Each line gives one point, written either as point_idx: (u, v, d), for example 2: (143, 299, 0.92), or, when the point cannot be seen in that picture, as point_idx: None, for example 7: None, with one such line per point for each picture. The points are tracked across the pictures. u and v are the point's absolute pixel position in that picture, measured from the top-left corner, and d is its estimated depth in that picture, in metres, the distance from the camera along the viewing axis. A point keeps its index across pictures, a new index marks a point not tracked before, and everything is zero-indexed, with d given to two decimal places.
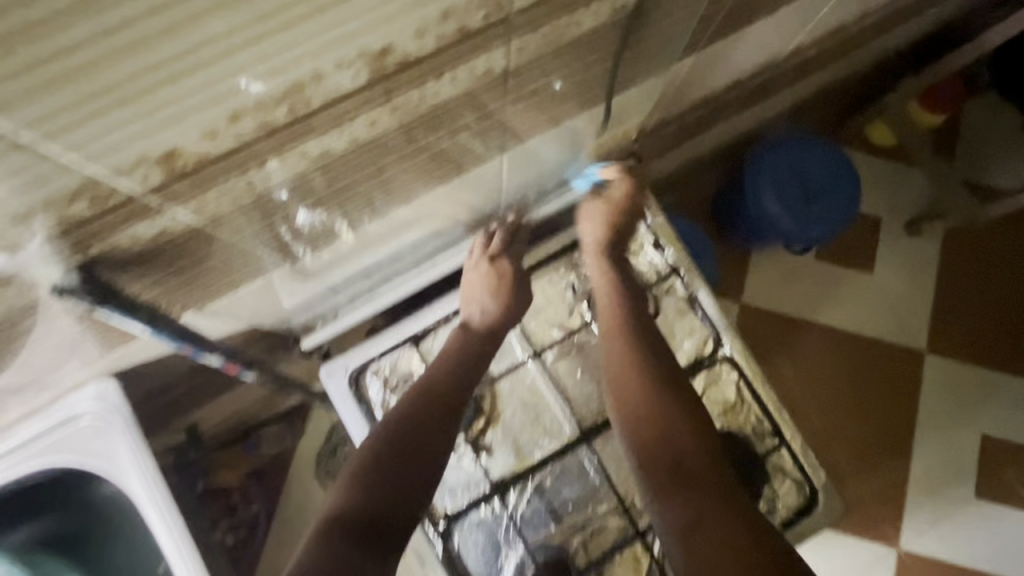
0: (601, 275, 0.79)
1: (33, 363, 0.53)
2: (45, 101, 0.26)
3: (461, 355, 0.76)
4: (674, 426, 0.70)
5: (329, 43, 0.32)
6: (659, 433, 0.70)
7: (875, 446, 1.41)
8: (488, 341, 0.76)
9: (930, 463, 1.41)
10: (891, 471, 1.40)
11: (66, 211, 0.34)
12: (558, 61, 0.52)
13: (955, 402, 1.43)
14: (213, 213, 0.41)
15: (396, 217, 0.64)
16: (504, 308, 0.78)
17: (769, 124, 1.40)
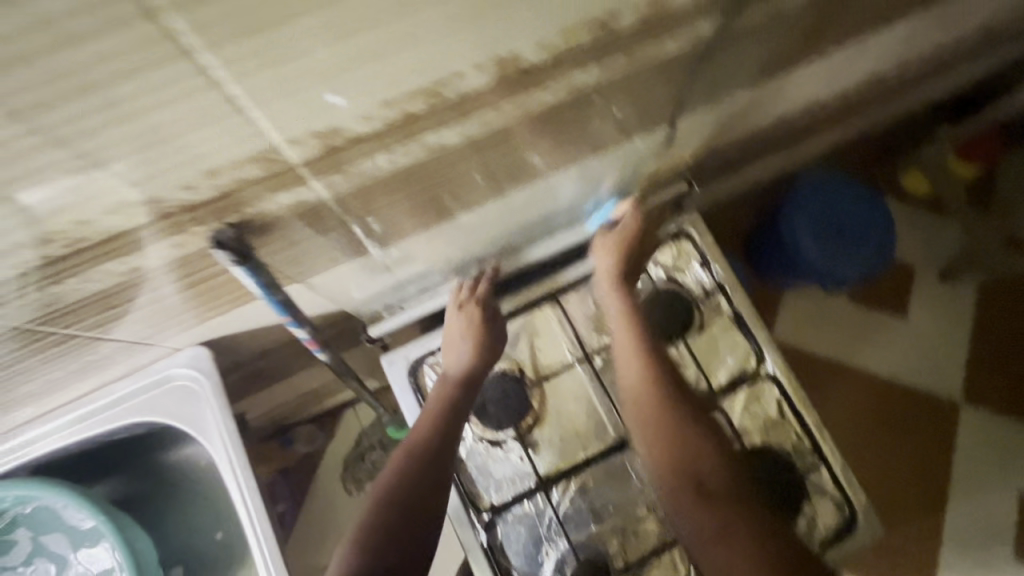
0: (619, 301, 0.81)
1: (150, 321, 0.60)
2: (266, 76, 0.32)
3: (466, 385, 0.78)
4: (695, 447, 0.71)
5: (474, 48, 0.39)
6: (681, 454, 0.71)
7: (907, 491, 1.39)
8: (472, 380, 0.78)
9: (965, 513, 1.38)
10: (925, 518, 1.37)
11: (240, 174, 0.40)
12: (637, 85, 0.58)
13: (991, 453, 1.41)
14: (341, 189, 0.47)
15: (466, 222, 0.70)
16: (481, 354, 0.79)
17: (805, 166, 1.45)
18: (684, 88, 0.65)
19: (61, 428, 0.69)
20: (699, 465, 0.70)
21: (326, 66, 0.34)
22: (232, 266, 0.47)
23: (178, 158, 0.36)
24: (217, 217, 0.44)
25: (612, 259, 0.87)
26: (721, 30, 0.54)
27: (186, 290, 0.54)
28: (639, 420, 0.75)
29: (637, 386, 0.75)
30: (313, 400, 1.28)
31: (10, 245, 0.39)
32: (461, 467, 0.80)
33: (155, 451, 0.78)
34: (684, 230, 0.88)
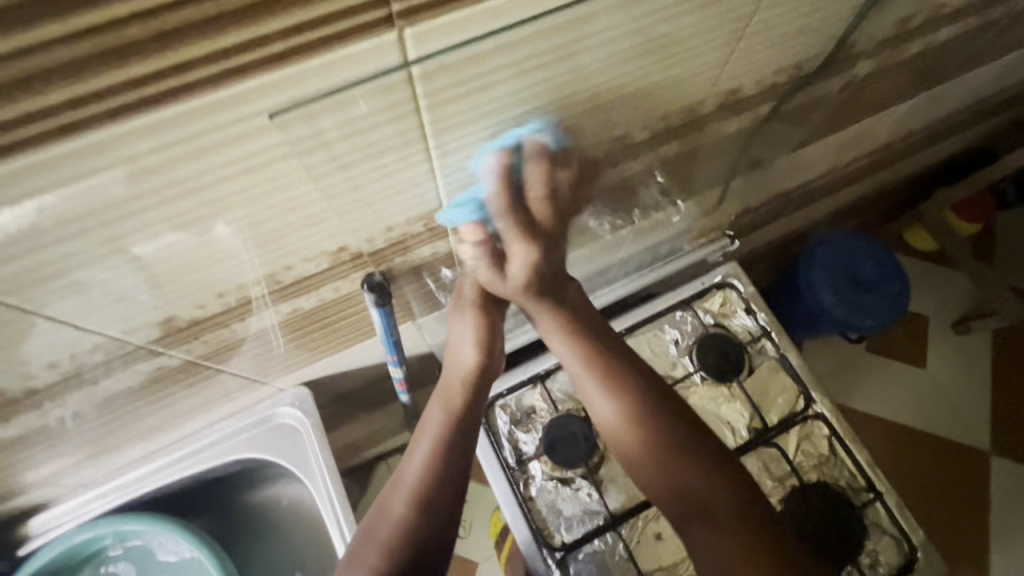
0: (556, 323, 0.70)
1: (271, 361, 0.67)
2: (460, 156, 0.42)
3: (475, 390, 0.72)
4: (679, 463, 0.66)
5: (598, 131, 0.49)
6: (665, 468, 0.66)
7: (949, 540, 1.39)
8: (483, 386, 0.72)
9: (1010, 566, 1.37)
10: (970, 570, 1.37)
11: (406, 230, 0.49)
12: (699, 155, 0.69)
13: None
14: (468, 242, 0.57)
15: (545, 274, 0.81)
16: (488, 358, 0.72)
17: (818, 225, 1.57)
18: (735, 157, 0.76)
19: (169, 465, 0.74)
20: (696, 478, 0.66)
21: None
22: (375, 308, 0.54)
23: (375, 215, 0.45)
24: (375, 264, 0.52)
25: (664, 306, 0.95)
26: (772, 112, 0.65)
27: (317, 330, 0.62)
28: (617, 442, 0.70)
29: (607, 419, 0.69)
30: (356, 451, 1.31)
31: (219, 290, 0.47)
32: (533, 504, 0.84)
33: (245, 490, 0.83)
34: (728, 280, 0.96)
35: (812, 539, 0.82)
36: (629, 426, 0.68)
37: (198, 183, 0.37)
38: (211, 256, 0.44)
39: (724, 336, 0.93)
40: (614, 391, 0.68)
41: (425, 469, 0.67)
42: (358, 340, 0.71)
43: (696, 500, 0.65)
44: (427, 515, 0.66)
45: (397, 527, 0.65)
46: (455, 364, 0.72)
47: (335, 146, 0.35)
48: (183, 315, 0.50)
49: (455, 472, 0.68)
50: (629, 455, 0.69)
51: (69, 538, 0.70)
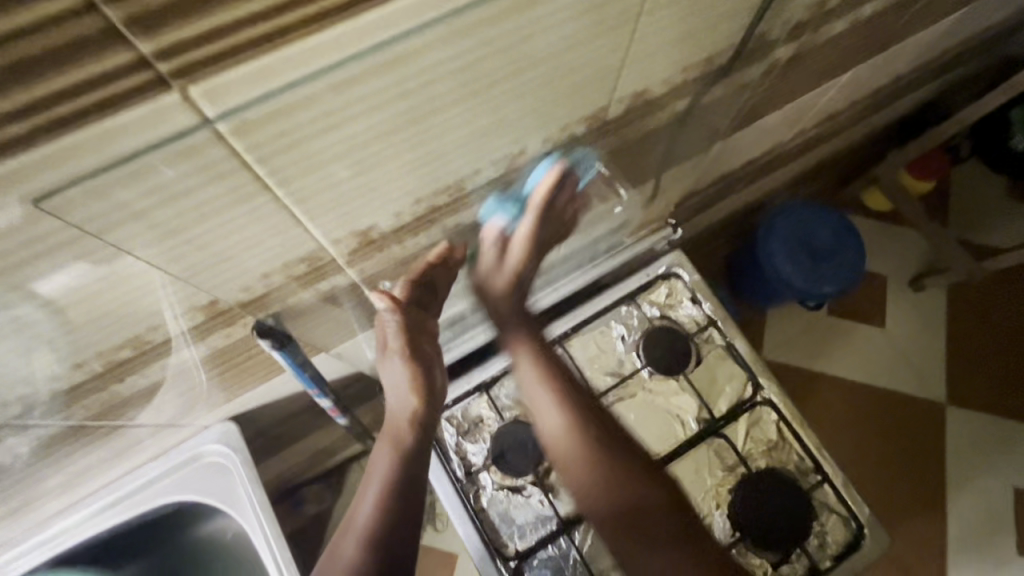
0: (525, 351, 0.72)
1: (180, 405, 0.63)
2: (323, 198, 0.38)
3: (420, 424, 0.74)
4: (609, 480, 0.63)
5: (492, 150, 0.45)
6: (598, 490, 0.63)
7: (905, 494, 1.44)
8: (426, 418, 0.74)
9: (966, 514, 1.42)
10: (927, 521, 1.42)
11: (290, 272, 0.45)
12: (627, 152, 0.65)
13: (982, 453, 1.47)
14: (369, 272, 0.53)
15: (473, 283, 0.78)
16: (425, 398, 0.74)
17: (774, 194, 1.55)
18: (665, 149, 0.72)
19: (96, 514, 0.71)
20: (620, 497, 0.62)
21: (377, 180, 0.40)
22: (274, 351, 0.52)
23: (237, 268, 0.40)
24: (262, 311, 0.48)
25: (610, 301, 0.93)
26: (693, 105, 0.62)
27: (223, 371, 0.58)
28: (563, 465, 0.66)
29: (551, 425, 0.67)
30: (319, 459, 1.27)
31: (82, 354, 0.43)
32: (484, 515, 0.83)
33: (183, 528, 0.79)
34: (673, 270, 0.95)
35: (761, 526, 0.83)
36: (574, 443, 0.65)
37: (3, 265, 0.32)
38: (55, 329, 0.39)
39: (670, 328, 0.91)
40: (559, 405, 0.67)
41: (373, 508, 0.68)
42: (277, 374, 0.67)
43: (636, 521, 0.61)
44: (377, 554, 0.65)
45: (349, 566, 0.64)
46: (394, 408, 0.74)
47: (156, 215, 0.31)
48: (45, 385, 0.45)
49: (403, 514, 0.68)
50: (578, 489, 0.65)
51: None
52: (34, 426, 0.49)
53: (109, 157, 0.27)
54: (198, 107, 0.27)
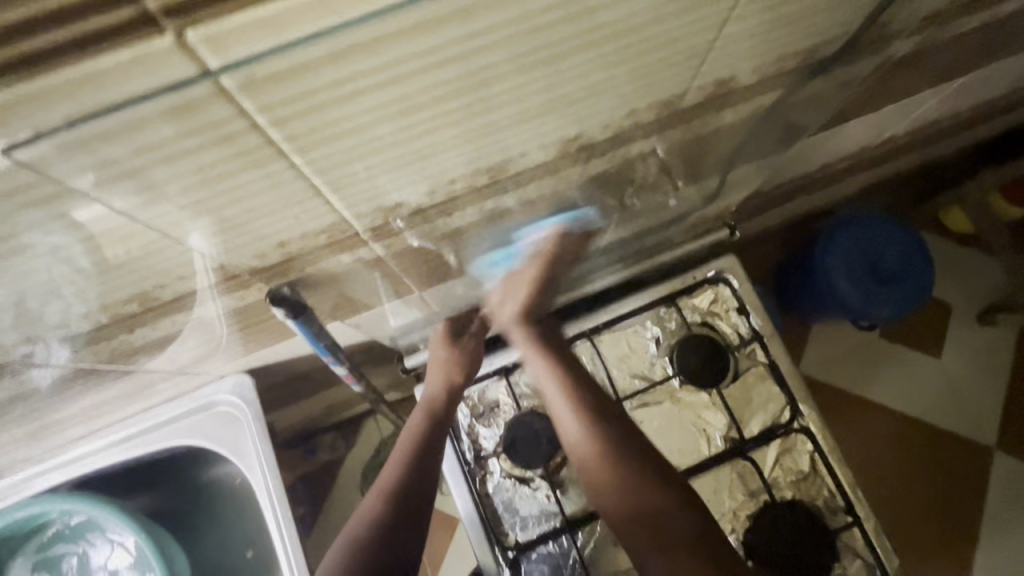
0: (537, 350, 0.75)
1: (194, 356, 0.62)
2: (345, 168, 0.33)
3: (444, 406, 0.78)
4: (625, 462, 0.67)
5: (544, 132, 0.40)
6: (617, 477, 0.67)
7: (933, 535, 1.35)
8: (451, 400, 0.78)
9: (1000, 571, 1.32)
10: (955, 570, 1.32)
11: (309, 242, 0.41)
12: (692, 146, 0.58)
13: None
14: (395, 248, 0.49)
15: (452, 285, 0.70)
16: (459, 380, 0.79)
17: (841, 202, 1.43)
18: (742, 142, 0.64)
19: (115, 444, 0.73)
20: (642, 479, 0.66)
21: (410, 156, 0.35)
22: (287, 321, 0.48)
23: (248, 231, 0.37)
24: (277, 277, 0.45)
25: (648, 301, 0.87)
26: (781, 101, 0.54)
27: (239, 328, 0.56)
28: (583, 468, 0.69)
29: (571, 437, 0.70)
30: (336, 411, 1.28)
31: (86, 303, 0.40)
32: (488, 501, 0.81)
33: (196, 468, 0.81)
34: (722, 275, 0.87)
35: (776, 559, 0.78)
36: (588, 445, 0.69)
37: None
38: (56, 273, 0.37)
39: (710, 337, 0.85)
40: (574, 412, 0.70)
41: (396, 476, 0.73)
42: (293, 337, 0.65)
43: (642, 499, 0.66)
44: (390, 529, 0.69)
45: (368, 522, 0.69)
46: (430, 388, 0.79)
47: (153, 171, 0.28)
48: (50, 325, 0.43)
49: (418, 482, 0.72)
50: (591, 478, 0.69)
51: (12, 513, 0.69)
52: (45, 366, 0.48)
53: (102, 104, 0.24)
54: (199, 56, 0.23)
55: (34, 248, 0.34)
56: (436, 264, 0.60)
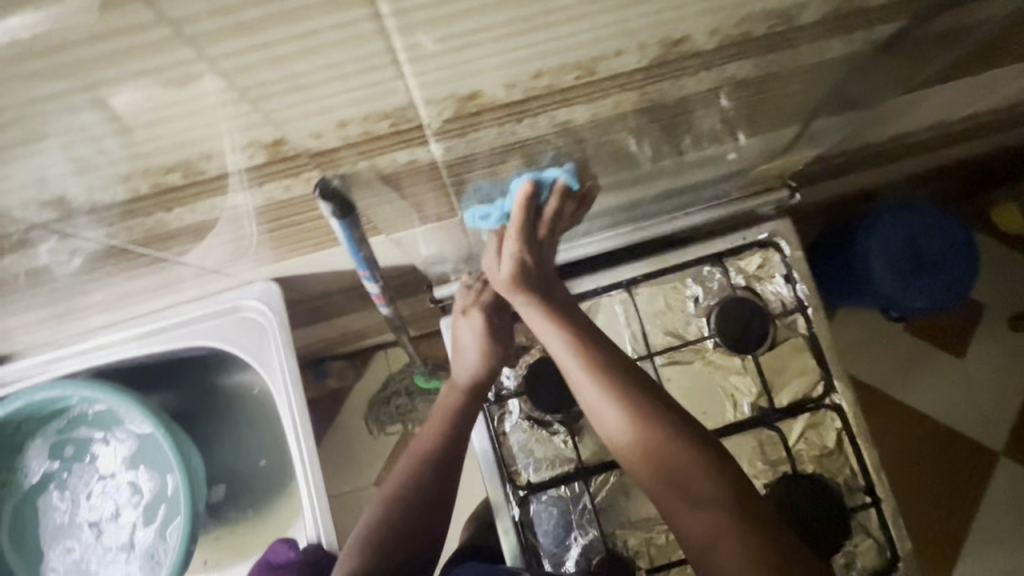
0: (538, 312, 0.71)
1: (225, 255, 0.59)
2: (434, 29, 0.29)
3: (477, 386, 0.77)
4: (648, 438, 0.62)
5: (649, 25, 0.35)
6: (651, 458, 0.62)
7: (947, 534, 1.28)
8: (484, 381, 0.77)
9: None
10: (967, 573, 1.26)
11: (371, 127, 0.37)
12: (782, 80, 0.52)
13: None
14: (455, 153, 0.45)
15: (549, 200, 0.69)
16: (489, 363, 0.77)
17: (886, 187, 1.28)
18: (835, 85, 0.58)
19: (136, 339, 0.72)
20: (673, 457, 0.61)
21: (505, 26, 0.31)
22: (333, 219, 0.45)
23: (316, 104, 0.33)
24: (329, 168, 0.42)
25: (692, 257, 0.83)
26: (897, 38, 0.48)
27: (277, 228, 0.53)
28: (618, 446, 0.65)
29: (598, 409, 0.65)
30: (346, 341, 1.27)
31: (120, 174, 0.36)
32: (504, 440, 0.80)
33: (216, 373, 0.80)
34: (774, 240, 0.83)
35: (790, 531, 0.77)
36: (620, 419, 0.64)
37: (40, 38, 0.25)
38: (98, 139, 0.32)
39: (752, 302, 0.81)
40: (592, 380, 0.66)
41: (429, 446, 0.73)
42: (329, 247, 0.62)
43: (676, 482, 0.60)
44: (419, 496, 0.69)
45: (399, 488, 0.70)
46: (460, 370, 0.78)
47: None
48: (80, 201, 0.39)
49: (450, 455, 0.73)
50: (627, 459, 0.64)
51: (33, 395, 0.69)
52: (73, 245, 0.44)
53: None
54: None
55: (80, 103, 0.29)
56: (488, 183, 0.56)
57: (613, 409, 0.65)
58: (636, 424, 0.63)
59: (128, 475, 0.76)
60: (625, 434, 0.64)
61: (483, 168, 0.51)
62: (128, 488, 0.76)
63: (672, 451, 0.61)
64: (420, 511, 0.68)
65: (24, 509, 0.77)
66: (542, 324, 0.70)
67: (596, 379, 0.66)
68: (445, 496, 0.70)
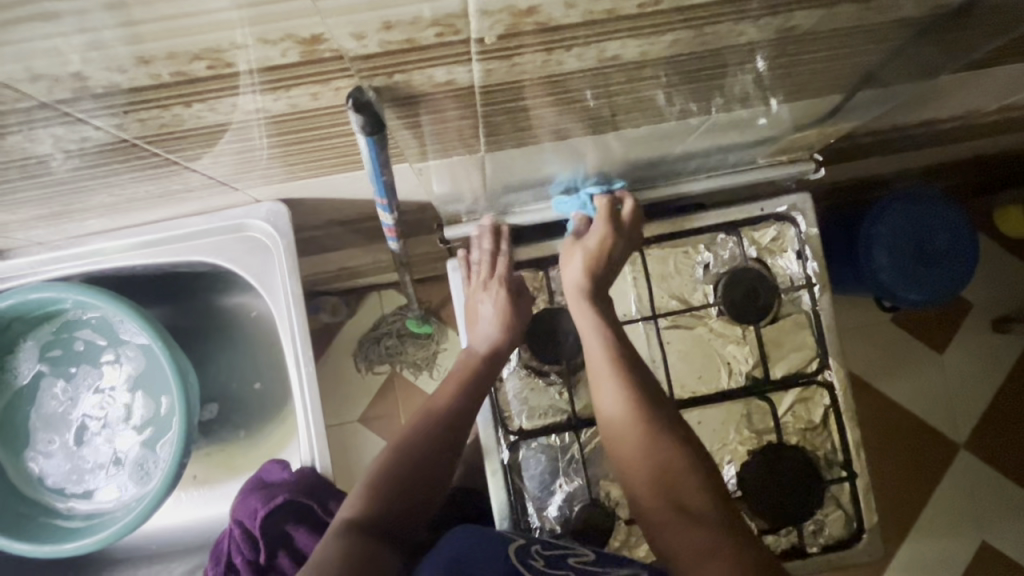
0: (586, 318, 0.76)
1: (235, 168, 0.57)
2: None
3: (492, 354, 0.79)
4: (651, 449, 0.69)
5: None
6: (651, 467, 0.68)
7: (912, 519, 1.31)
8: (499, 352, 0.79)
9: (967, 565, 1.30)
10: (926, 557, 1.30)
11: (417, 34, 0.34)
12: (841, 33, 0.50)
13: (1014, 512, 1.32)
14: (495, 78, 0.43)
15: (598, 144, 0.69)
16: (504, 341, 0.79)
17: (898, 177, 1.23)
18: (888, 47, 0.56)
19: (134, 248, 0.69)
20: (667, 466, 0.68)
21: None
22: (362, 134, 0.43)
23: None
24: (365, 77, 0.39)
25: (707, 224, 0.82)
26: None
27: (295, 143, 0.51)
28: (620, 445, 0.71)
29: (617, 412, 0.71)
30: (342, 278, 1.25)
31: (136, 60, 0.33)
32: (500, 386, 0.81)
33: (215, 293, 0.79)
34: (792, 214, 0.82)
35: (766, 497, 0.79)
36: (636, 426, 0.70)
37: None
38: (117, 11, 0.29)
39: (762, 275, 0.81)
40: (624, 390, 0.71)
41: (444, 402, 0.75)
42: (344, 169, 0.60)
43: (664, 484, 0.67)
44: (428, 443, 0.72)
45: (411, 437, 0.73)
46: (477, 341, 0.80)
47: None
48: (88, 90, 0.36)
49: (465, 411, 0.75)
50: (627, 460, 0.70)
51: (25, 295, 0.67)
52: (76, 134, 0.41)
53: None
54: None
55: None
56: (519, 117, 0.54)
57: (632, 419, 0.70)
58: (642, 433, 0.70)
59: (125, 385, 0.76)
60: (631, 432, 0.70)
61: (519, 100, 0.49)
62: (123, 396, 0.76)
63: (671, 462, 0.68)
64: (424, 464, 0.71)
65: (12, 408, 0.76)
66: (588, 328, 0.75)
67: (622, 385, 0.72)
68: (449, 449, 0.73)
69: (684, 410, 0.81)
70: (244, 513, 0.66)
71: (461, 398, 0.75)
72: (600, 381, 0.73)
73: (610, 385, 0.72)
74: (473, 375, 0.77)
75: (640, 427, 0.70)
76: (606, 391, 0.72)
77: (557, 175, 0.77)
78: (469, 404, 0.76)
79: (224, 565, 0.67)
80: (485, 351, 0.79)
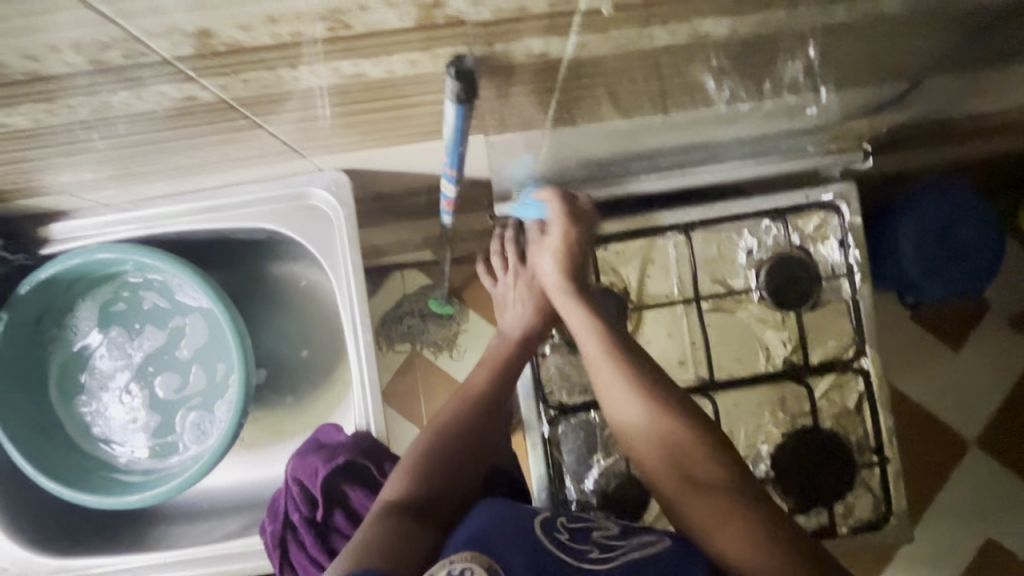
0: (575, 310, 0.77)
1: (309, 135, 0.58)
2: None
3: (524, 339, 0.81)
4: (664, 432, 0.67)
5: None
6: (664, 448, 0.66)
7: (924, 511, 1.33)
8: (531, 336, 0.81)
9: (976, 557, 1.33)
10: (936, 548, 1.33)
11: (532, 3, 0.36)
12: (913, 18, 0.51)
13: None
14: (586, 52, 0.44)
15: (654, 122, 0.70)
16: (536, 326, 0.81)
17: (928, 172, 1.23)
18: (953, 34, 0.57)
19: (196, 211, 0.70)
20: (686, 447, 0.65)
21: None
22: (454, 101, 0.43)
23: None
24: (469, 44, 0.40)
25: (752, 209, 0.83)
26: None
27: (375, 112, 0.52)
28: (630, 432, 0.69)
29: (616, 399, 0.70)
30: (371, 254, 1.26)
31: (262, 19, 0.34)
32: (542, 361, 0.83)
33: (269, 259, 0.81)
34: (836, 202, 0.83)
35: (797, 478, 0.81)
36: (641, 410, 0.69)
37: None
38: None
39: (805, 261, 0.82)
40: (620, 376, 0.71)
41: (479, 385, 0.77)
42: (413, 140, 0.61)
43: (682, 465, 0.65)
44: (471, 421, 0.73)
45: (451, 417, 0.73)
46: (510, 325, 0.83)
47: None
48: (206, 48, 0.37)
49: (502, 391, 0.77)
50: (637, 448, 0.69)
51: (94, 253, 0.68)
52: (180, 93, 0.43)
53: None
54: None
55: None
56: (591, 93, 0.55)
57: (637, 405, 0.69)
58: (660, 417, 0.68)
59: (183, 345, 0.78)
60: (639, 418, 0.69)
61: (597, 75, 0.50)
62: (180, 357, 0.78)
63: (686, 443, 0.65)
64: (466, 444, 0.72)
65: (73, 365, 0.78)
66: (580, 319, 0.76)
67: (619, 367, 0.71)
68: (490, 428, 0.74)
69: (721, 391, 0.83)
70: (303, 473, 0.69)
71: (495, 384, 0.77)
72: (598, 371, 0.73)
73: (610, 374, 0.71)
74: (508, 358, 0.79)
75: (649, 412, 0.68)
76: (607, 377, 0.71)
77: (608, 154, 0.77)
78: (505, 384, 0.78)
79: (281, 521, 0.69)
80: (520, 335, 0.81)
